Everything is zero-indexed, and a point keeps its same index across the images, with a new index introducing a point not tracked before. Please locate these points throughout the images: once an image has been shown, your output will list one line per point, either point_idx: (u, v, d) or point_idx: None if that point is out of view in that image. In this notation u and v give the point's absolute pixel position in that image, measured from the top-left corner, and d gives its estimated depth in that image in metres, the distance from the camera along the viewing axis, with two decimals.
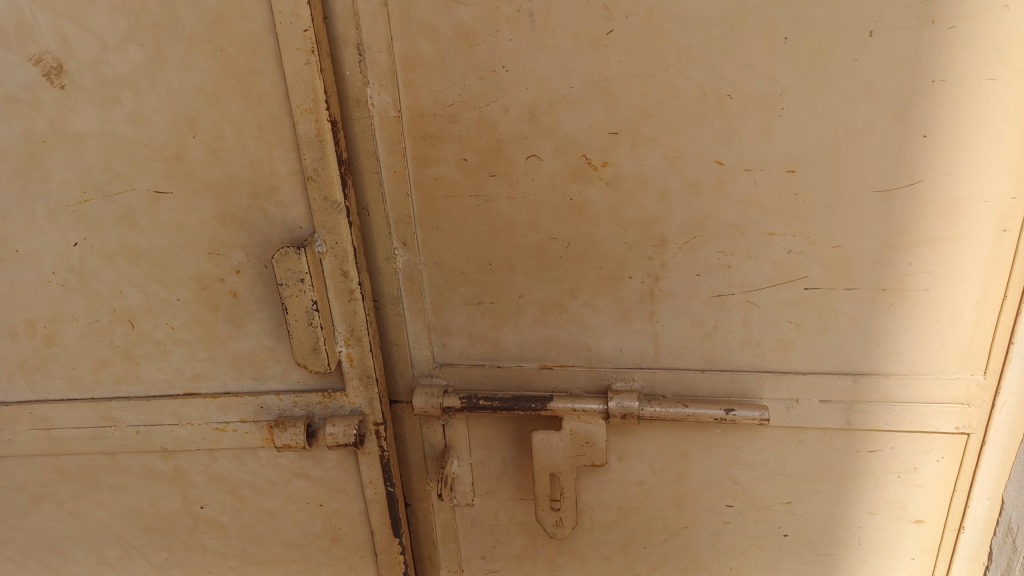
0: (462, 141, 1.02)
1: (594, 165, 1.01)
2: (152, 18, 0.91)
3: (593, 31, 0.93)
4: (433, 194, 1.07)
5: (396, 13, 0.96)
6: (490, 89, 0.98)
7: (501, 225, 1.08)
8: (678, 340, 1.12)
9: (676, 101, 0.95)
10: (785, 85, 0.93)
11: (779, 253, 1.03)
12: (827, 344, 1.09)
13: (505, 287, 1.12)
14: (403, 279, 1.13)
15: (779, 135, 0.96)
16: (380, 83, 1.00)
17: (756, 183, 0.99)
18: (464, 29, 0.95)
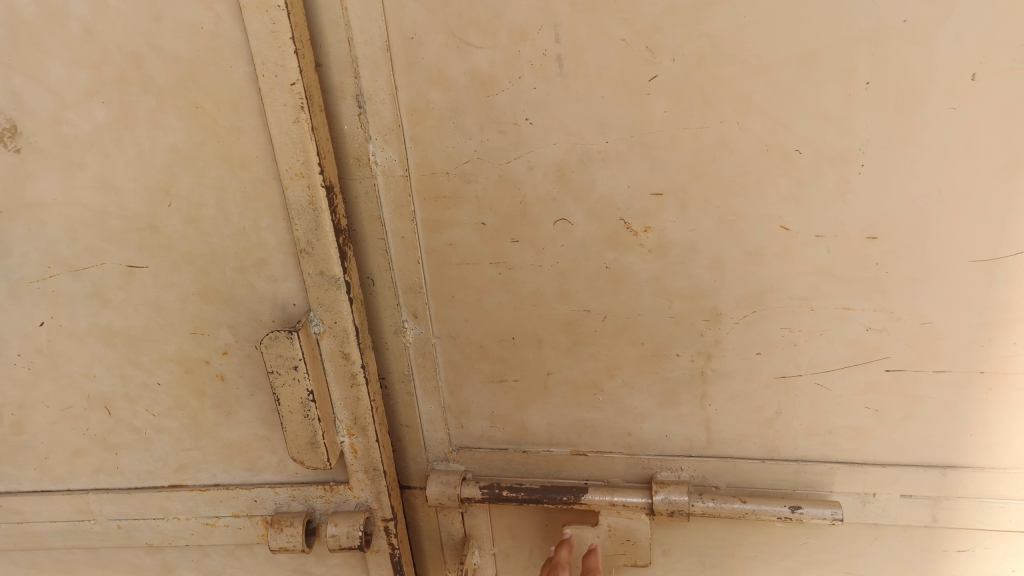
0: (480, 203, 0.88)
1: (635, 230, 0.86)
2: (115, 71, 0.77)
3: (633, 78, 0.78)
4: (447, 261, 0.93)
5: (400, 60, 0.81)
6: (512, 144, 0.84)
7: (526, 296, 0.93)
8: (733, 426, 0.96)
9: (732, 157, 0.80)
10: (866, 139, 0.77)
11: (855, 331, 0.87)
12: (910, 432, 0.92)
13: (530, 364, 0.97)
14: (414, 355, 0.99)
15: (858, 197, 0.80)
16: (385, 139, 0.86)
17: (829, 252, 0.83)
18: (480, 77, 0.80)
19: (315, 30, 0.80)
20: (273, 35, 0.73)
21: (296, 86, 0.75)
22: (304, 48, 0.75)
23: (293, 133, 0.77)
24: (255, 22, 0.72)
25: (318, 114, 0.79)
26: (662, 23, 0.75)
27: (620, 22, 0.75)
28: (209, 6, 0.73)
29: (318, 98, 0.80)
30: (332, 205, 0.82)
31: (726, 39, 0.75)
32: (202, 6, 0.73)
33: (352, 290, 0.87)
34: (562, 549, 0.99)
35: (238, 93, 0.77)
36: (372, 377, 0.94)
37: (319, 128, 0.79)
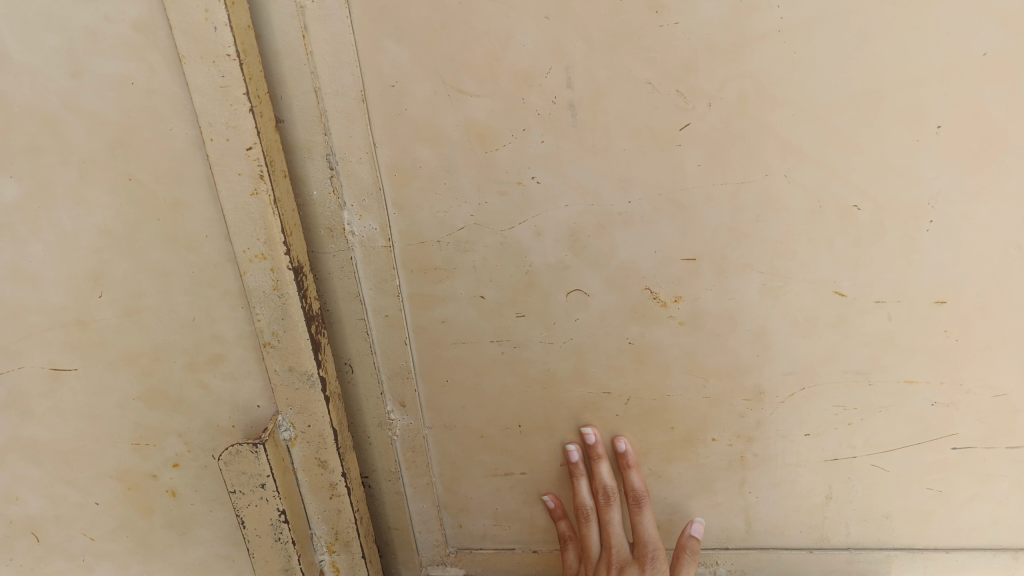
0: (478, 273, 0.74)
1: (663, 300, 0.73)
2: (24, 139, 0.62)
3: (662, 127, 0.65)
4: (440, 342, 0.78)
5: (380, 112, 0.68)
6: (517, 207, 0.70)
7: (534, 378, 0.79)
8: (776, 513, 0.84)
9: (778, 215, 0.68)
10: (935, 190, 0.66)
11: (918, 406, 0.75)
12: (979, 515, 0.80)
13: (541, 454, 0.83)
14: (402, 449, 0.84)
15: (925, 257, 0.68)
16: (362, 206, 0.72)
17: (890, 319, 0.71)
18: (475, 128, 0.67)
19: (274, 80, 0.66)
20: (222, 90, 0.59)
21: (253, 151, 0.61)
22: (263, 105, 0.62)
23: (250, 207, 0.63)
24: (197, 76, 0.58)
25: (283, 184, 0.66)
26: (696, 63, 0.63)
27: (646, 62, 0.63)
28: (140, 57, 0.59)
29: (281, 164, 0.67)
30: (302, 287, 0.68)
31: (771, 80, 0.63)
32: (132, 57, 0.59)
33: (327, 385, 0.73)
34: (598, 468, 0.81)
35: (181, 161, 0.63)
36: (355, 482, 0.80)
37: (283, 200, 0.65)
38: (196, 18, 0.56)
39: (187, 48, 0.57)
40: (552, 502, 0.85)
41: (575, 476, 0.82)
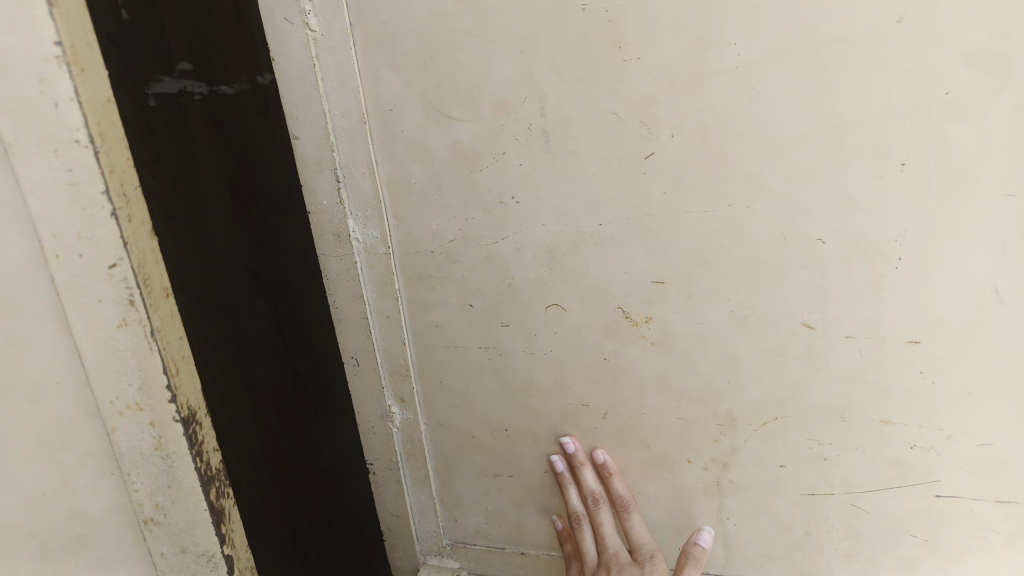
0: (467, 281, 0.80)
1: (635, 320, 0.76)
2: None
3: (628, 155, 0.69)
4: (435, 345, 0.85)
5: (380, 133, 0.75)
6: (498, 224, 0.76)
7: (518, 386, 0.84)
8: (755, 544, 0.84)
9: (744, 242, 0.69)
10: (903, 228, 0.65)
11: (897, 448, 0.73)
12: (971, 568, 0.77)
13: (525, 460, 0.88)
14: (401, 443, 0.92)
15: (894, 294, 0.67)
16: (364, 215, 0.80)
17: (862, 355, 0.71)
18: (460, 150, 0.73)
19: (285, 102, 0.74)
20: (72, 188, 0.47)
21: (116, 269, 0.49)
22: (133, 205, 0.50)
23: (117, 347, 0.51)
24: (33, 169, 0.46)
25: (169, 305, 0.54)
26: (658, 94, 0.66)
27: (612, 94, 0.67)
28: None
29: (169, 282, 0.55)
30: (195, 443, 0.56)
31: (732, 113, 0.65)
32: None
33: (236, 560, 0.61)
34: (581, 476, 0.84)
35: (14, 287, 0.49)
36: None
37: (167, 330, 0.53)
38: (28, 91, 0.44)
39: (16, 133, 0.45)
40: (559, 523, 0.90)
41: (563, 485, 0.86)
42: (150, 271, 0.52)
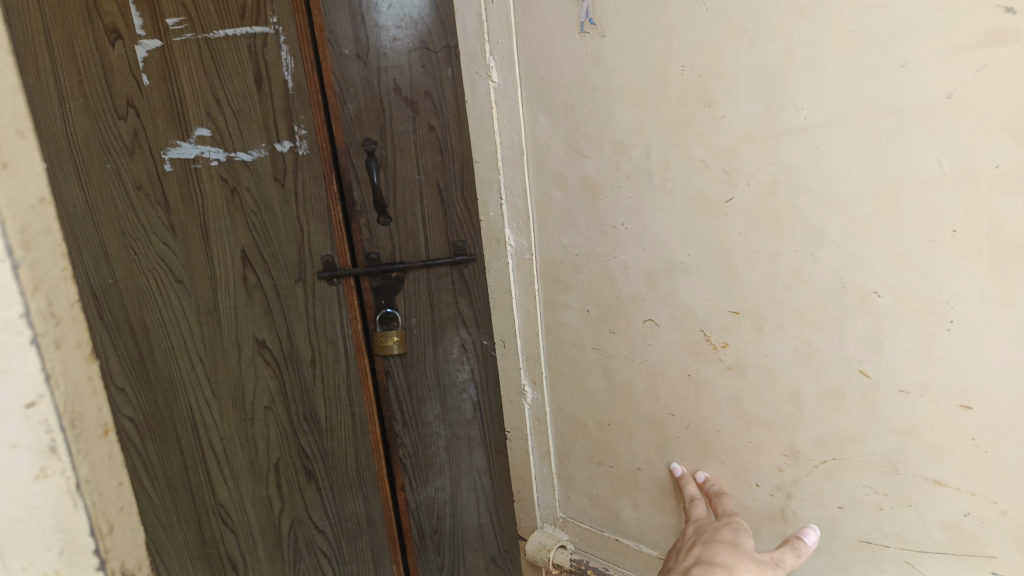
0: (587, 295, 1.33)
1: (715, 345, 1.17)
2: None
3: (715, 197, 1.09)
4: (559, 338, 1.41)
5: (533, 165, 1.33)
6: (608, 281, 1.28)
7: (620, 385, 1.34)
8: (855, 422, 1.05)
9: (806, 286, 1.03)
10: (991, 165, 0.85)
11: (994, 355, 0.90)
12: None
13: (693, 316, 1.18)
14: (531, 415, 1.54)
15: (983, 265, 0.88)
16: (518, 234, 1.40)
17: (964, 279, 0.90)
18: (587, 180, 1.24)
19: (495, 93, 1.33)
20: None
21: (33, 409, 0.57)
22: (62, 329, 0.60)
23: (37, 492, 0.59)
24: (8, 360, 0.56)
25: (105, 441, 0.65)
26: (738, 148, 1.04)
27: (701, 144, 1.08)
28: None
29: (107, 421, 0.66)
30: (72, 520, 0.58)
31: (851, 82, 0.92)
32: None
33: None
34: (687, 485, 1.26)
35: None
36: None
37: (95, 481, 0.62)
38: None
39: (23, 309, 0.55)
40: None
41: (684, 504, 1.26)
42: (85, 404, 0.62)
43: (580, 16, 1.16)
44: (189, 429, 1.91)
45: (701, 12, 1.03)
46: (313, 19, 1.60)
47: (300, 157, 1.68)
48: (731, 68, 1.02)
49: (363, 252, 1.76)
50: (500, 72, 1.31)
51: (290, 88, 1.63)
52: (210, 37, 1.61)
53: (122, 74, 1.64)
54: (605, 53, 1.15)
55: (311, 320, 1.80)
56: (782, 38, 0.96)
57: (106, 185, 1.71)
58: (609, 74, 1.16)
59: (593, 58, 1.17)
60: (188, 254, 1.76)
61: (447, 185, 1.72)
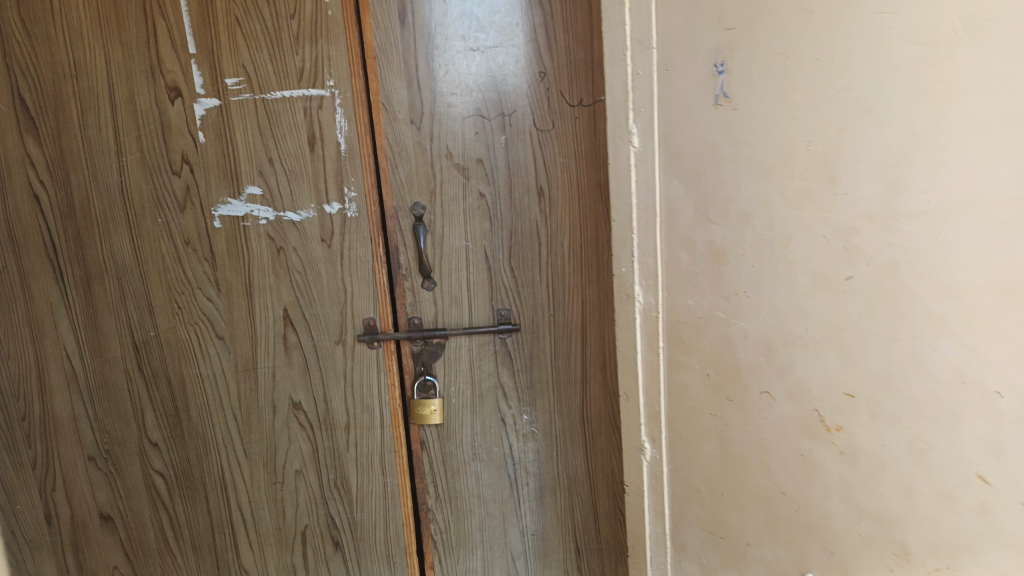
0: (707, 359, 1.20)
1: (828, 426, 1.04)
2: None
3: (833, 274, 0.99)
4: (682, 399, 1.28)
5: (665, 224, 1.24)
6: (727, 348, 1.17)
7: (735, 454, 1.20)
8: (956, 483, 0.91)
9: (924, 376, 0.91)
10: None
11: None
12: None
13: (808, 356, 1.05)
14: (649, 474, 1.40)
15: None
16: (647, 287, 1.30)
17: None
18: (713, 246, 1.14)
19: (635, 157, 1.26)
20: None
21: None
22: None
23: None
24: None
25: None
26: (860, 227, 0.94)
27: (823, 221, 0.98)
28: None
29: None
30: None
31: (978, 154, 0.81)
32: None
33: None
34: None
35: None
36: None
37: None
38: None
39: None
40: None
41: None
42: None
43: (716, 89, 1.08)
44: (219, 490, 1.87)
45: (828, 90, 0.94)
46: (370, 83, 1.60)
47: (349, 219, 1.66)
48: (854, 148, 0.93)
49: (405, 316, 1.72)
50: (644, 139, 1.24)
51: (342, 151, 1.63)
52: (268, 97, 1.62)
53: (180, 130, 1.66)
54: (739, 129, 1.07)
55: (348, 383, 1.76)
56: (908, 117, 0.87)
57: (156, 238, 1.72)
58: (741, 147, 1.07)
59: (727, 132, 1.08)
60: (230, 311, 1.74)
61: (495, 254, 1.69)
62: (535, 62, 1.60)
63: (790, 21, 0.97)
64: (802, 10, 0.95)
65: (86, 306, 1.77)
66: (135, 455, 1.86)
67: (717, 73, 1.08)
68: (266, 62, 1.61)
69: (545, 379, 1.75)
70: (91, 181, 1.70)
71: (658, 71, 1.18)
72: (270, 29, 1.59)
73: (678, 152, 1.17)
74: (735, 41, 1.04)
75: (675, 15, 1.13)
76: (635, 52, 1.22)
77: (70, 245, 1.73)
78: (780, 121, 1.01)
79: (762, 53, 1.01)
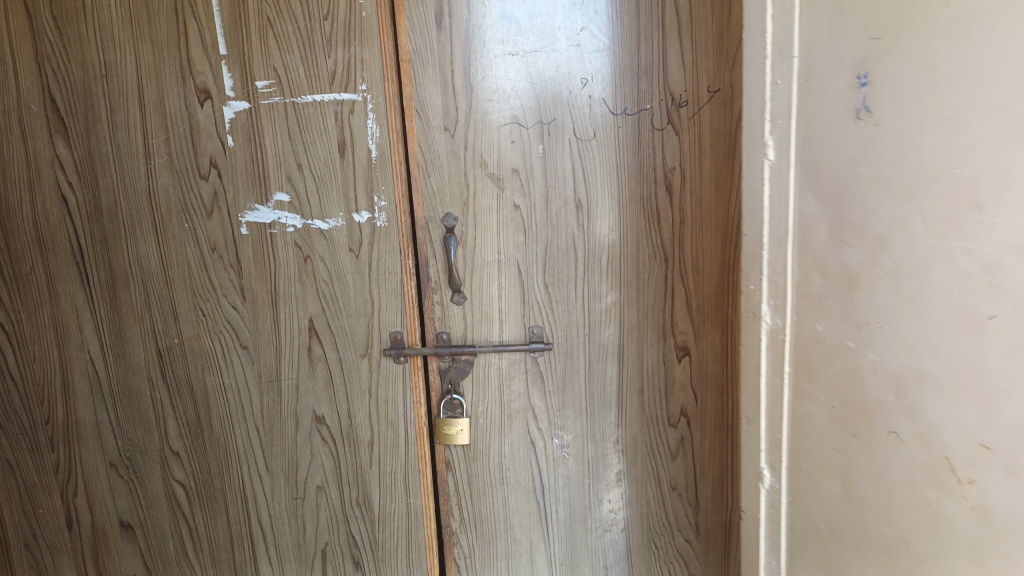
0: (834, 390, 1.02)
1: (959, 478, 0.88)
2: None
3: (974, 311, 0.83)
4: (802, 428, 1.09)
5: (797, 245, 1.05)
6: (854, 381, 0.99)
7: (857, 495, 1.02)
8: None
9: None
10: None
11: None
12: None
13: (949, 400, 0.87)
14: (764, 506, 1.19)
15: None
16: (773, 307, 1.11)
17: None
18: (848, 271, 0.97)
19: (768, 171, 1.07)
20: None
21: None
22: None
23: None
24: None
25: None
26: (1008, 261, 0.79)
27: (966, 252, 0.83)
28: None
29: None
30: None
31: None
32: None
33: None
34: None
35: None
36: None
37: None
38: None
39: None
40: None
41: None
42: None
43: (859, 102, 0.92)
44: (239, 503, 1.81)
45: (980, 107, 0.79)
46: (403, 88, 1.54)
47: (378, 229, 1.60)
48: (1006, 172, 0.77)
49: (433, 331, 1.65)
50: (779, 152, 1.05)
51: (373, 158, 1.57)
52: (298, 101, 1.57)
53: (209, 134, 1.62)
54: (880, 146, 0.90)
55: (373, 399, 1.70)
56: None
57: (182, 244, 1.68)
58: (881, 164, 0.90)
59: (867, 148, 0.92)
60: (255, 320, 1.69)
61: (529, 269, 1.61)
62: (576, 68, 1.52)
63: (941, 29, 0.81)
64: (954, 18, 0.80)
65: (111, 311, 1.73)
66: (156, 463, 1.81)
67: (859, 85, 0.92)
68: (298, 65, 1.56)
69: (579, 402, 1.67)
70: (119, 183, 1.66)
71: (798, 80, 1.01)
72: (302, 30, 1.54)
73: (814, 167, 1.00)
74: (881, 51, 0.88)
75: (819, 18, 0.96)
76: (774, 60, 1.04)
77: (96, 248, 1.70)
78: (924, 139, 0.85)
79: (908, 69, 0.85)
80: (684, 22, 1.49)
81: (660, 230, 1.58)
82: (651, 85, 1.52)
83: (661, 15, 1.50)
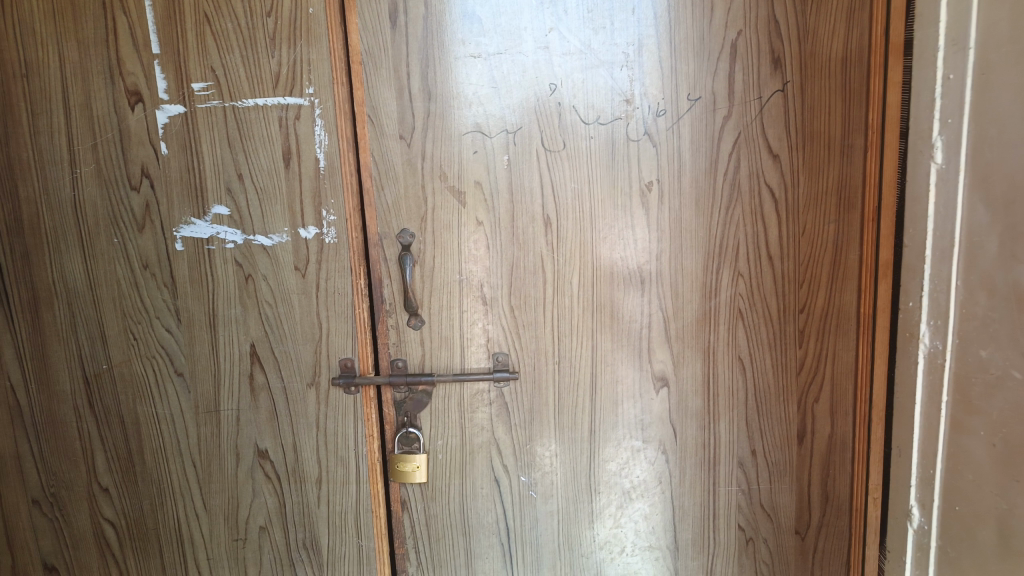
0: (996, 426, 1.11)
1: None
2: None
3: None
4: (962, 467, 1.19)
5: (964, 262, 1.17)
6: (1018, 418, 1.07)
7: (1015, 547, 1.08)
8: None
9: None
10: None
11: None
12: None
13: None
14: (913, 546, 1.32)
15: None
16: (933, 328, 1.24)
17: None
18: (1019, 289, 1.06)
19: (936, 175, 1.21)
20: None
21: None
22: None
23: None
24: None
25: None
26: None
27: None
28: None
29: None
30: None
31: None
32: None
33: None
34: None
35: None
36: None
37: None
38: None
39: None
40: None
41: None
42: None
43: None
44: (175, 546, 1.64)
45: None
46: (354, 92, 1.41)
47: (326, 246, 1.46)
48: None
49: (387, 358, 1.52)
50: (947, 156, 1.18)
51: (322, 168, 1.43)
52: (239, 105, 1.43)
53: (140, 141, 1.46)
54: None
55: (321, 432, 1.55)
56: None
57: (111, 260, 1.51)
58: None
59: None
60: (191, 344, 1.53)
61: (493, 291, 1.48)
62: (545, 72, 1.41)
63: None
64: None
65: (32, 334, 1.55)
66: (83, 501, 1.63)
67: None
68: (238, 65, 1.42)
69: (545, 434, 1.53)
70: (41, 193, 1.49)
71: (978, 77, 1.12)
72: (243, 27, 1.40)
73: (986, 173, 1.11)
74: None
75: (1001, 11, 1.06)
76: (947, 53, 1.18)
77: (16, 262, 1.52)
78: None
79: None
80: (661, 24, 1.39)
81: (638, 252, 1.47)
82: (625, 92, 1.41)
83: (636, 16, 1.39)
